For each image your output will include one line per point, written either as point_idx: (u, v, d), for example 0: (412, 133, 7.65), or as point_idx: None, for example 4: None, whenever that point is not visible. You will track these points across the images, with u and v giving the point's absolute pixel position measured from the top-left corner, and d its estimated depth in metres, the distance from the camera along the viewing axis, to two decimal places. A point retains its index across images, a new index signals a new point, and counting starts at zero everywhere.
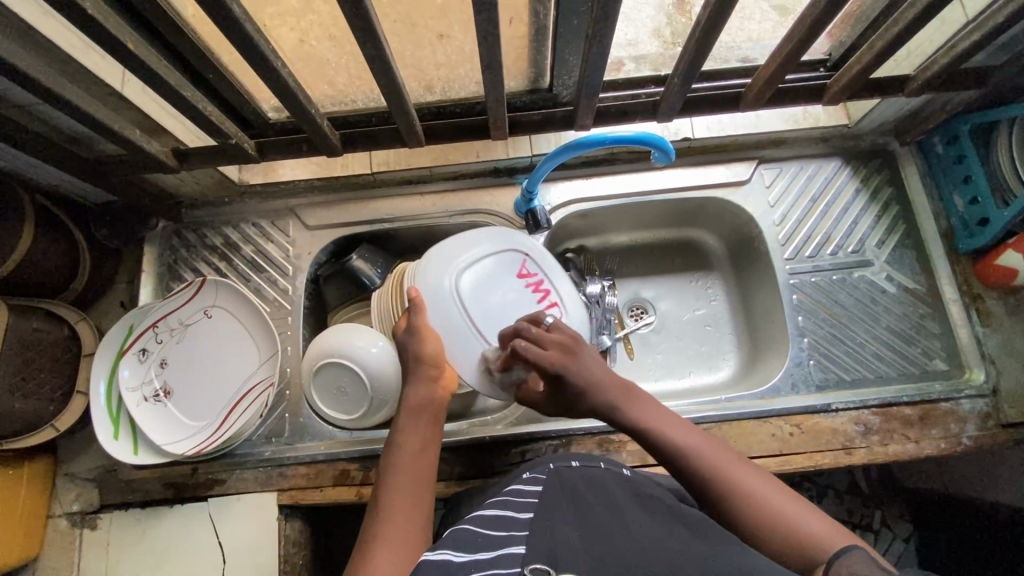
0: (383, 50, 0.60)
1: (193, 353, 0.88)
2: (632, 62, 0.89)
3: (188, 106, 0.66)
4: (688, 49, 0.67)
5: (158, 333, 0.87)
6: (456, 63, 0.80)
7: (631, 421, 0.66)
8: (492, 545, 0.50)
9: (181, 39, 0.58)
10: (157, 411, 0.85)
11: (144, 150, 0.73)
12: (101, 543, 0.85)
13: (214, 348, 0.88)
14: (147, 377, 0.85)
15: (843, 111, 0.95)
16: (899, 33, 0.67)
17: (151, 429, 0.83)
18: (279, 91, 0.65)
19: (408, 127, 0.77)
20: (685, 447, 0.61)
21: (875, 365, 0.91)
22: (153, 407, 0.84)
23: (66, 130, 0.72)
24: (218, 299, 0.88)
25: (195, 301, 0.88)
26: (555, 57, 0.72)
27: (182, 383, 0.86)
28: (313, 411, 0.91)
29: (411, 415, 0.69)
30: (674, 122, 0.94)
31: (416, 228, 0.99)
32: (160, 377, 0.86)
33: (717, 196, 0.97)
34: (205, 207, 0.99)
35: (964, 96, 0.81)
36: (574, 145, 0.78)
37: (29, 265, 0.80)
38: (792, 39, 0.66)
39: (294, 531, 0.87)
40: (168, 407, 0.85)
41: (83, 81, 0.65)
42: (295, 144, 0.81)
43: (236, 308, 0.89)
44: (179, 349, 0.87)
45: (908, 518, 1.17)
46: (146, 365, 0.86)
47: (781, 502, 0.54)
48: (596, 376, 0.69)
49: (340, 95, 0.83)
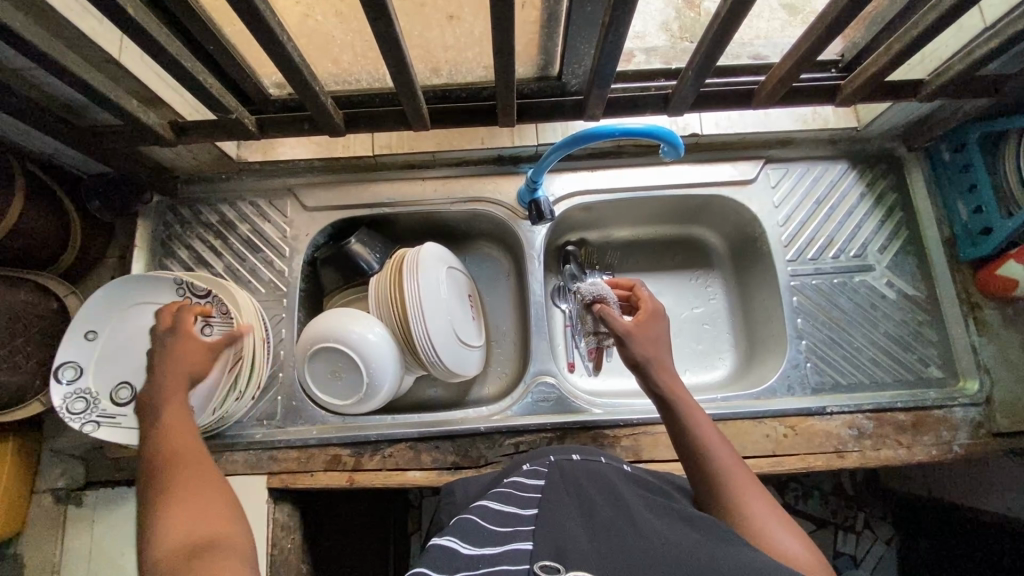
0: (392, 26, 0.58)
1: (117, 346, 0.81)
2: (643, 54, 0.87)
3: (188, 77, 0.64)
4: (704, 45, 0.65)
5: (114, 307, 0.81)
6: (464, 46, 0.78)
7: (655, 387, 0.69)
8: (498, 540, 0.50)
9: (182, 7, 0.56)
10: (98, 414, 0.79)
11: (141, 121, 0.71)
12: (87, 521, 0.84)
13: (138, 334, 0.82)
14: (74, 379, 0.78)
15: (853, 113, 0.94)
16: (918, 36, 0.66)
17: (99, 432, 0.78)
18: (284, 66, 0.63)
19: (413, 111, 0.76)
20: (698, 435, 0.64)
21: (871, 369, 0.91)
22: (92, 410, 0.78)
23: (59, 96, 0.69)
24: (133, 287, 0.82)
25: (104, 295, 0.80)
26: (567, 44, 0.70)
27: (113, 379, 0.80)
28: (306, 395, 0.90)
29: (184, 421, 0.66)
30: (683, 117, 0.93)
31: (416, 213, 0.98)
32: (89, 378, 0.79)
33: (721, 195, 0.97)
34: (201, 182, 0.97)
35: (976, 104, 0.81)
36: (581, 136, 0.76)
37: (17, 236, 0.78)
38: (810, 38, 0.65)
39: (284, 514, 0.87)
40: (111, 406, 0.79)
41: (79, 46, 0.63)
42: (297, 122, 0.79)
43: (161, 289, 0.83)
44: (103, 343, 0.80)
45: (890, 521, 1.20)
46: (69, 367, 0.78)
47: (773, 519, 0.56)
48: (660, 337, 0.74)
49: (343, 74, 0.81)
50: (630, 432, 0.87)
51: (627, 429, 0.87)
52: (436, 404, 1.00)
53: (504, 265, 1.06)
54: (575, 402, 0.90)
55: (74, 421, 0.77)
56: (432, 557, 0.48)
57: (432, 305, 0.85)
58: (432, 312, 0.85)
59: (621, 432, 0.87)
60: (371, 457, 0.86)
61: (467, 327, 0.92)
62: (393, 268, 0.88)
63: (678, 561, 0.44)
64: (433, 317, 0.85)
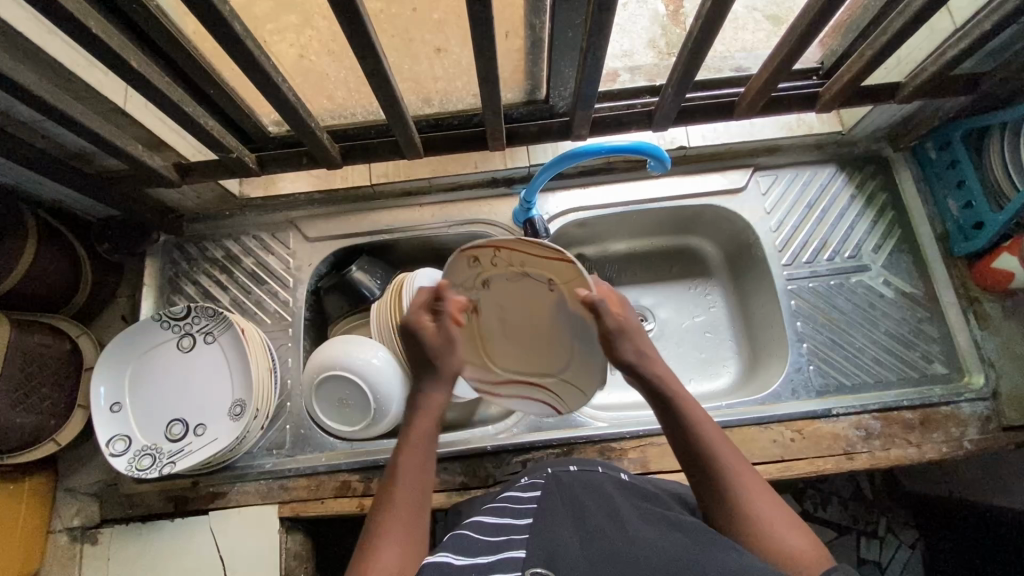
0: (381, 63, 0.60)
1: (148, 401, 0.84)
2: (628, 73, 0.89)
3: (190, 121, 0.67)
4: (681, 60, 0.68)
5: (133, 372, 0.84)
6: (453, 77, 0.81)
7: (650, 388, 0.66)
8: (491, 550, 0.51)
9: (184, 57, 0.59)
10: (167, 457, 0.81)
11: (147, 165, 0.74)
12: (101, 558, 0.85)
13: (162, 387, 0.85)
14: (127, 447, 0.81)
15: (836, 118, 0.97)
16: (887, 42, 0.69)
17: (182, 465, 0.80)
18: (279, 105, 0.66)
19: (407, 140, 0.78)
20: (708, 443, 0.61)
21: (874, 369, 0.91)
22: (160, 457, 0.81)
23: (68, 145, 0.73)
24: (132, 342, 0.85)
25: (112, 360, 0.83)
26: (552, 70, 0.72)
27: (162, 430, 0.83)
28: (314, 422, 0.91)
29: (427, 428, 0.65)
30: (670, 131, 0.95)
31: (415, 238, 1.00)
32: (139, 437, 0.82)
33: (713, 204, 0.98)
34: (206, 220, 1.00)
35: (955, 103, 0.82)
36: (570, 155, 0.78)
37: (31, 281, 0.81)
38: (782, 50, 0.68)
39: (296, 543, 0.87)
40: (173, 445, 0.82)
41: (87, 97, 0.67)
42: (295, 158, 0.82)
43: (158, 334, 0.86)
44: (131, 409, 0.83)
45: (913, 524, 1.15)
46: (117, 439, 0.81)
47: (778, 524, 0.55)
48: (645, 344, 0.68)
49: (338, 109, 0.84)
50: (637, 444, 0.87)
51: (633, 441, 0.88)
52: (442, 425, 1.00)
53: (546, 279, 0.69)
54: (578, 416, 0.91)
55: (150, 472, 0.80)
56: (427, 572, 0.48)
57: (567, 326, 0.74)
58: (582, 335, 0.73)
59: (627, 445, 0.87)
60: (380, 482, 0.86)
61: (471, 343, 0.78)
62: (565, 289, 0.68)
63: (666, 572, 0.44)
64: (582, 338, 0.74)
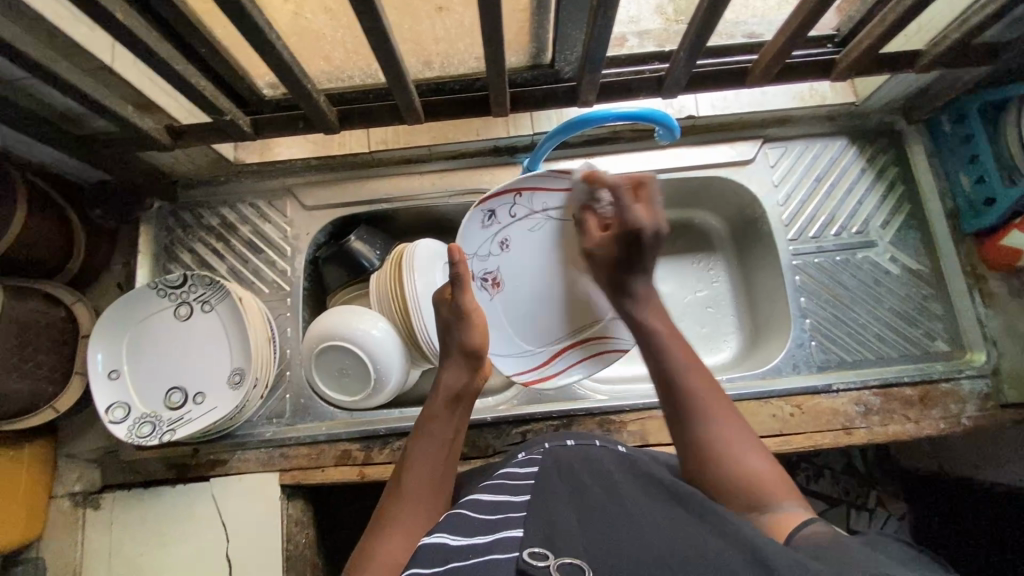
0: (379, 19, 0.57)
1: (146, 369, 0.83)
2: (636, 38, 0.85)
3: (182, 82, 0.65)
4: (694, 23, 0.65)
5: (132, 340, 0.84)
6: (455, 38, 0.78)
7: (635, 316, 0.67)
8: (487, 529, 0.51)
9: (172, 12, 0.56)
10: (167, 424, 0.81)
11: (137, 126, 0.72)
12: (104, 523, 0.86)
13: (161, 355, 0.84)
14: (127, 415, 0.81)
15: (849, 87, 0.94)
16: (911, 5, 0.65)
17: (182, 433, 0.80)
18: (274, 64, 0.63)
19: (407, 104, 0.76)
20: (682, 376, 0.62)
21: (876, 346, 0.91)
22: (159, 425, 0.81)
23: (54, 105, 0.70)
24: (128, 310, 0.84)
25: (109, 327, 0.82)
26: (558, 31, 0.69)
27: (161, 398, 0.82)
28: (313, 392, 0.91)
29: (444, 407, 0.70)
30: (678, 98, 0.92)
31: (414, 208, 0.98)
32: (138, 404, 0.82)
33: (719, 175, 0.96)
34: (201, 187, 0.97)
35: (975, 72, 0.79)
36: (576, 121, 0.75)
37: (23, 247, 0.79)
38: (801, 13, 0.65)
39: (296, 509, 0.88)
40: (172, 413, 0.82)
41: (71, 54, 0.64)
42: (291, 122, 0.79)
43: (155, 302, 0.84)
44: (129, 376, 0.83)
45: (903, 497, 1.17)
46: (116, 406, 0.81)
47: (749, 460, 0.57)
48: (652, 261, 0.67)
49: (336, 71, 0.80)
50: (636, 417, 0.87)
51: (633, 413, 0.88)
52: None
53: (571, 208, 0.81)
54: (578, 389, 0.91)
55: (150, 440, 0.79)
56: (423, 559, 0.48)
57: None
58: None
59: (627, 417, 0.88)
60: (380, 450, 0.87)
61: (518, 313, 0.87)
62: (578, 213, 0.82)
63: (663, 549, 0.45)
64: None
